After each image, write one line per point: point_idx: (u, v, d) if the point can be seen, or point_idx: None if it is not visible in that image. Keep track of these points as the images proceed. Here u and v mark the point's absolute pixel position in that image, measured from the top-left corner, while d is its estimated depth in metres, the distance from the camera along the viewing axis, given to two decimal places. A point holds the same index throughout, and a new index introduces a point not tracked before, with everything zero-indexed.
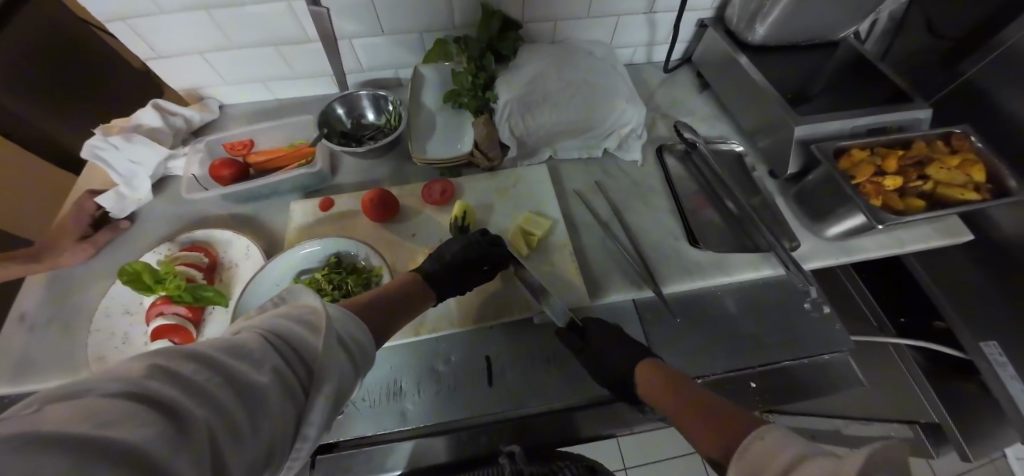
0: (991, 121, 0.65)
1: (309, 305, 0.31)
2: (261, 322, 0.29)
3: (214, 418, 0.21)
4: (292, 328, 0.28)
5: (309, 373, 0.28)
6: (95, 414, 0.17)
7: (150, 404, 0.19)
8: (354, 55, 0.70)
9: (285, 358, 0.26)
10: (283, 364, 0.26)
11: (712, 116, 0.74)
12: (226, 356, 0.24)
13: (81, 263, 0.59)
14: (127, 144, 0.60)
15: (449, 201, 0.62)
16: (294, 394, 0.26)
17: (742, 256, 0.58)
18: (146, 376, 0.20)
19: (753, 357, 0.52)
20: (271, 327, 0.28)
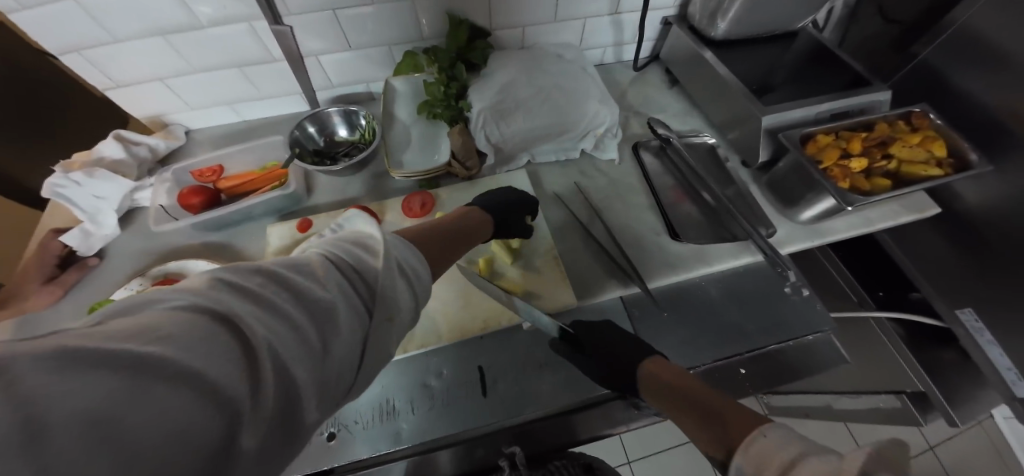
0: (946, 99, 0.68)
1: (365, 234, 0.30)
2: (324, 246, 0.28)
3: (276, 335, 0.21)
4: (354, 252, 0.28)
5: (370, 293, 0.27)
6: (158, 327, 0.17)
7: (213, 320, 0.19)
8: (323, 72, 0.69)
9: (347, 278, 0.26)
10: (348, 285, 0.26)
11: (684, 110, 0.75)
12: (292, 276, 0.24)
13: (47, 306, 0.56)
14: (89, 179, 0.58)
15: (429, 213, 0.61)
16: (356, 311, 0.25)
17: (721, 247, 0.59)
18: (210, 290, 0.20)
19: (741, 345, 0.53)
20: (331, 250, 0.28)
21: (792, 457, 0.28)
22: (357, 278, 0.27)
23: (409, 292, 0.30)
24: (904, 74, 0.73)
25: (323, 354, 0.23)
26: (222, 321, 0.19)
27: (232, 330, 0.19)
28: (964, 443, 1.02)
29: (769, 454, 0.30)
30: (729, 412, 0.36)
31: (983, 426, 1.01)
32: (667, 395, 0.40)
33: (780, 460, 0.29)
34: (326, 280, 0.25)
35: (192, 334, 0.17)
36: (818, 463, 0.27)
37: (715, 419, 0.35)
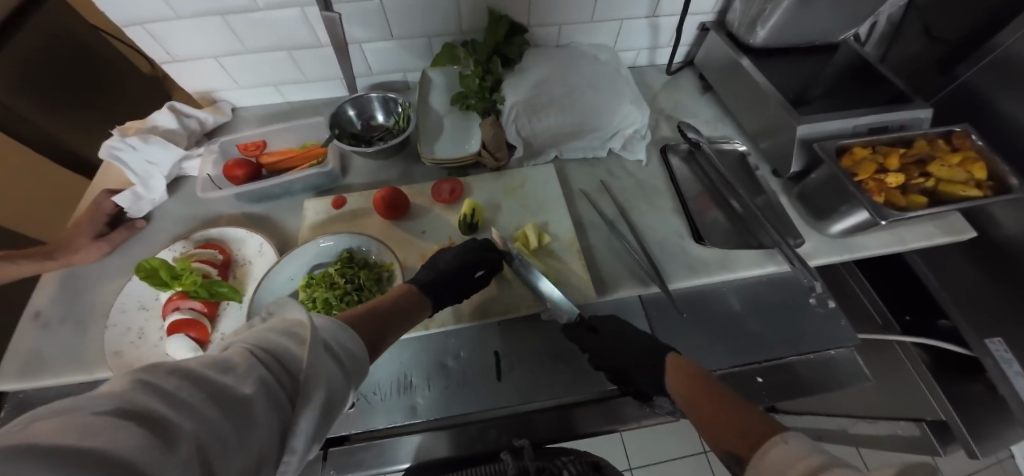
0: (988, 124, 0.66)
1: (298, 319, 0.29)
2: (247, 337, 0.28)
3: (201, 429, 0.21)
4: (286, 345, 0.27)
5: (294, 382, 0.27)
6: (75, 429, 0.17)
7: (125, 420, 0.18)
8: (364, 60, 0.72)
9: (273, 372, 0.26)
10: (273, 380, 0.25)
11: (715, 117, 0.75)
12: (214, 372, 0.23)
13: (94, 261, 0.60)
14: (143, 144, 0.61)
15: (458, 200, 0.63)
16: (278, 403, 0.25)
17: (745, 253, 0.59)
18: (129, 391, 0.20)
19: (759, 353, 0.53)
20: (259, 342, 0.27)
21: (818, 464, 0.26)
22: (284, 372, 0.26)
23: (341, 376, 0.30)
24: (945, 96, 0.72)
25: (241, 455, 0.22)
26: (138, 418, 0.19)
27: (143, 426, 0.19)
28: None
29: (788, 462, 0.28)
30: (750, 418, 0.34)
31: (1005, 465, 0.99)
32: (691, 390, 0.40)
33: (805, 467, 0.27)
34: (251, 377, 0.24)
35: (100, 431, 0.17)
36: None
37: (736, 420, 0.35)
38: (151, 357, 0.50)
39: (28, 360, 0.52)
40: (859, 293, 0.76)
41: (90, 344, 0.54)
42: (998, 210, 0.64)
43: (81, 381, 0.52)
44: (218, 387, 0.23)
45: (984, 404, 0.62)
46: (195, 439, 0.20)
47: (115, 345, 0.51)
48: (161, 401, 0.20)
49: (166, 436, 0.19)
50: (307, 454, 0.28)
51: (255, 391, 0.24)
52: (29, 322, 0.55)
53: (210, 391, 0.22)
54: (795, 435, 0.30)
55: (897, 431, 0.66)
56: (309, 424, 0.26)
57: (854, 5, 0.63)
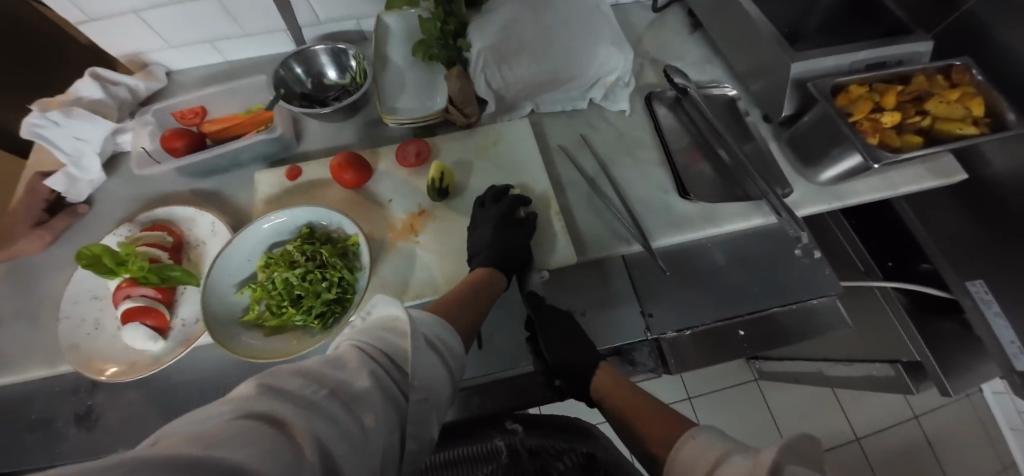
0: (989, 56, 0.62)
1: (399, 316, 0.29)
2: (356, 336, 0.28)
3: (320, 425, 0.20)
4: (390, 342, 0.27)
5: (402, 374, 0.27)
6: (204, 437, 0.16)
7: (258, 424, 0.18)
8: (309, 7, 0.64)
9: (385, 370, 0.26)
10: (384, 375, 0.25)
11: (704, 59, 0.69)
12: (328, 370, 0.23)
13: (39, 251, 0.56)
14: (67, 119, 0.54)
15: (425, 162, 0.58)
16: (392, 395, 0.25)
17: (732, 206, 0.56)
18: (254, 397, 0.19)
19: (741, 306, 0.52)
20: (365, 340, 0.27)
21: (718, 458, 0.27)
22: (395, 368, 0.27)
23: (443, 366, 0.30)
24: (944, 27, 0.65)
25: (374, 448, 0.22)
26: (268, 422, 0.18)
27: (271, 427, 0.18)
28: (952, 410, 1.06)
29: (693, 459, 0.29)
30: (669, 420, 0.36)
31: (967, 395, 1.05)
32: (625, 398, 0.42)
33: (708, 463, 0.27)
34: (365, 374, 0.24)
35: (235, 437, 0.16)
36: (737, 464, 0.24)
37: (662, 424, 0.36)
38: (110, 348, 0.47)
39: None
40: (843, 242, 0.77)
41: (46, 339, 0.51)
42: (989, 148, 0.60)
43: (44, 377, 0.49)
44: (337, 383, 0.23)
45: (957, 343, 0.64)
46: (319, 436, 0.19)
47: (70, 338, 0.47)
48: (288, 401, 0.20)
49: (288, 434, 0.19)
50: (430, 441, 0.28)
51: (370, 384, 0.24)
52: None
53: (330, 388, 0.22)
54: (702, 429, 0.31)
55: (873, 371, 0.71)
56: (427, 410, 0.27)
57: None
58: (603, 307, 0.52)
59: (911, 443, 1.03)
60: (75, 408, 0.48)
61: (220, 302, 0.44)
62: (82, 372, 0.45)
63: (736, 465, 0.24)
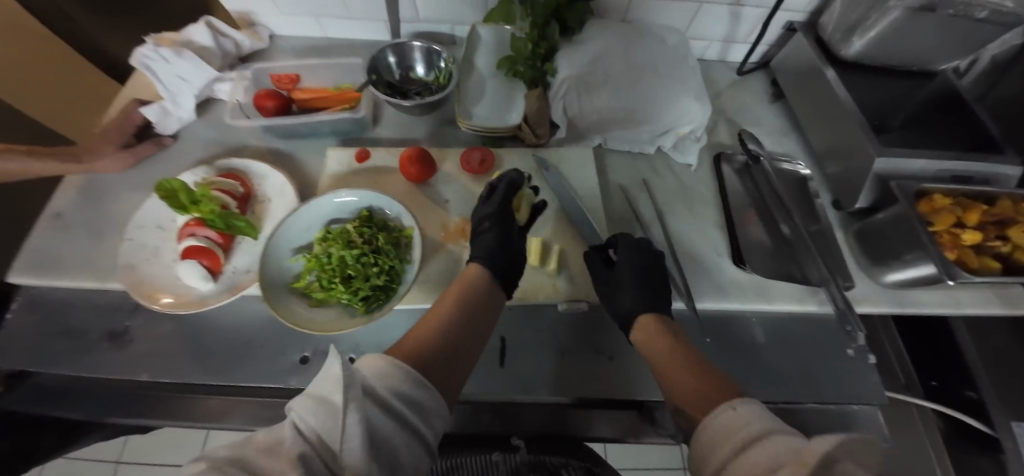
0: None
1: (336, 368, 0.25)
2: (298, 406, 0.23)
3: None
4: (320, 415, 0.22)
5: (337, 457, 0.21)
6: None
7: None
8: (412, 3, 0.67)
9: (316, 455, 0.21)
10: (316, 460, 0.20)
11: (780, 130, 0.68)
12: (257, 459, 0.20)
13: (118, 171, 0.60)
14: (175, 58, 0.58)
15: (487, 171, 0.59)
16: None
17: (787, 286, 0.55)
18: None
19: (778, 392, 0.49)
20: (299, 417, 0.22)
21: (761, 431, 0.26)
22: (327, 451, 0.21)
23: (394, 445, 0.24)
24: None
25: None
26: None
27: None
28: None
29: (728, 430, 0.28)
30: (709, 378, 0.34)
31: None
32: (659, 342, 0.40)
33: (749, 437, 0.26)
34: (291, 459, 0.19)
35: None
36: (779, 444, 0.24)
37: (701, 380, 0.34)
38: (159, 277, 0.50)
39: (54, 258, 0.54)
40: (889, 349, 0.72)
41: (107, 255, 0.54)
42: None
43: (96, 288, 0.53)
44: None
45: None
46: None
47: (130, 258, 0.50)
48: None
49: None
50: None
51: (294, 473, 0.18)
52: (51, 220, 0.57)
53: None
54: (746, 403, 0.29)
55: None
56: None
57: (965, 32, 0.56)
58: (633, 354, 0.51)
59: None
60: (111, 325, 0.50)
61: (277, 265, 0.45)
62: (133, 294, 0.47)
63: (777, 446, 0.24)
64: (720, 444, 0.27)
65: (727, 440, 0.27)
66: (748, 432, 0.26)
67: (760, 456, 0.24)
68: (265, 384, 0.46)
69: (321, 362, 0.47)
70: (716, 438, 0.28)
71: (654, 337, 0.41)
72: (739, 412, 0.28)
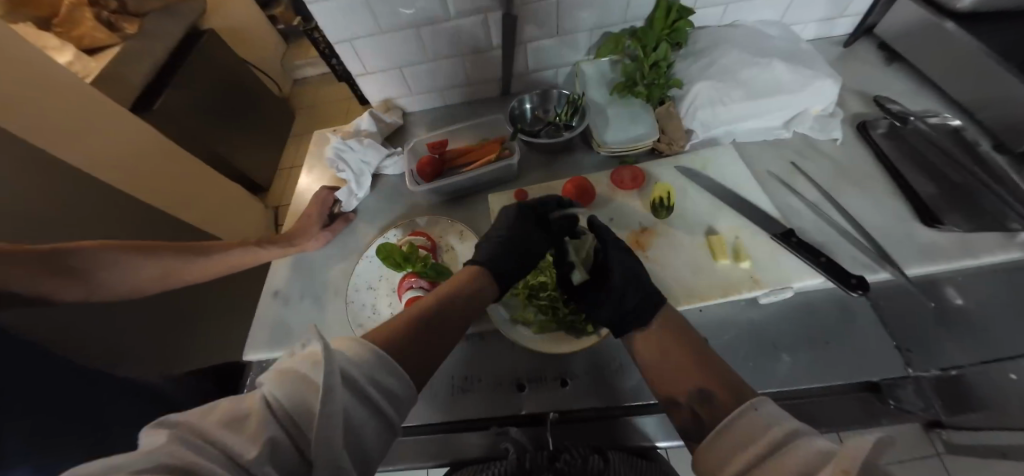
0: None
1: (313, 355, 0.33)
2: (270, 385, 0.31)
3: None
4: (299, 396, 0.30)
5: (303, 433, 0.29)
6: None
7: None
8: (526, 58, 0.77)
9: (286, 430, 0.29)
10: (284, 438, 0.28)
11: (912, 89, 0.68)
12: (224, 431, 0.27)
13: (317, 248, 0.71)
14: (360, 146, 0.73)
15: (640, 185, 0.65)
16: (289, 460, 0.28)
17: (989, 238, 0.53)
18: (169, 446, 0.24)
19: (1016, 351, 0.47)
20: (277, 393, 0.31)
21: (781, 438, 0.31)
22: (295, 421, 0.29)
23: (363, 415, 0.32)
24: None
25: None
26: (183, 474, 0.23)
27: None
28: None
29: (756, 431, 0.33)
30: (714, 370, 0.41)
31: None
32: (668, 333, 0.46)
33: (771, 438, 0.31)
34: (259, 432, 0.27)
35: None
36: (808, 451, 0.29)
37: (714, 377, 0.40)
38: None
39: (287, 328, 0.64)
40: None
41: (332, 318, 0.64)
42: None
43: None
44: (226, 445, 0.26)
45: None
46: None
47: (358, 319, 0.61)
48: (196, 455, 0.24)
49: None
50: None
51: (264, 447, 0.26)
52: (271, 297, 0.67)
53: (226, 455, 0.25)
54: (764, 404, 0.35)
55: None
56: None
57: None
58: (845, 333, 0.51)
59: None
60: None
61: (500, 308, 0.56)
62: None
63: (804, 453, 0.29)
64: (744, 445, 0.33)
65: (752, 442, 0.32)
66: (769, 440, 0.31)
67: (793, 461, 0.29)
68: (494, 413, 0.55)
69: (538, 387, 0.56)
70: (738, 439, 0.33)
71: (671, 324, 0.47)
72: (760, 414, 0.34)
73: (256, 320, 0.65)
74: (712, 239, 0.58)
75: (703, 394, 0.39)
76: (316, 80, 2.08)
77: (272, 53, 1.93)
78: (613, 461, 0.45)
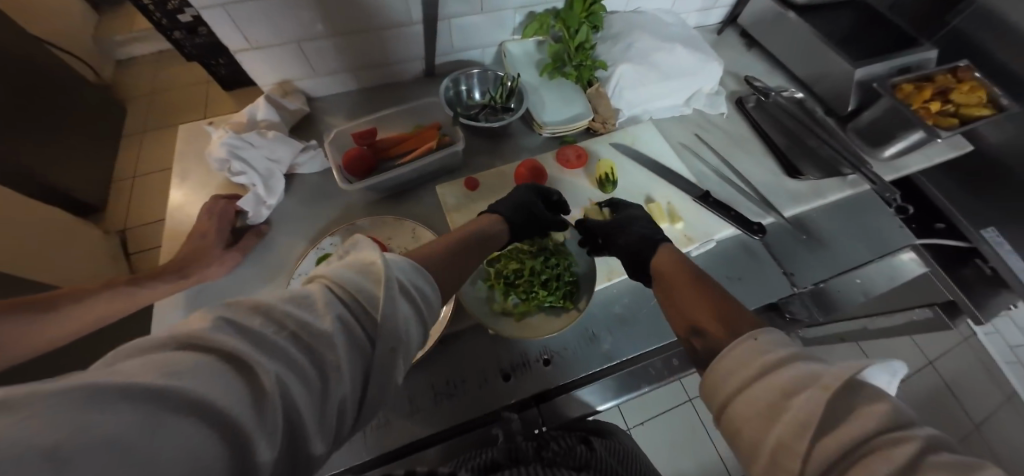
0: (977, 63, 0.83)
1: (369, 257, 0.30)
2: (329, 272, 0.29)
3: (285, 369, 0.22)
4: (356, 282, 0.28)
5: (369, 322, 0.27)
6: (171, 364, 0.19)
7: (223, 362, 0.20)
8: (449, 36, 0.71)
9: (353, 312, 0.27)
10: (350, 320, 0.26)
11: (766, 69, 0.86)
12: (291, 308, 0.25)
13: (223, 275, 0.56)
14: (262, 140, 0.60)
15: (583, 162, 0.68)
16: (357, 345, 0.26)
17: (830, 182, 0.72)
18: (216, 329, 0.22)
19: (852, 262, 0.66)
20: (336, 278, 0.28)
21: (775, 362, 0.28)
22: (357, 308, 0.27)
23: (415, 320, 0.30)
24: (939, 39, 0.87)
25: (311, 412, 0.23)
26: (239, 363, 0.21)
27: (242, 371, 0.21)
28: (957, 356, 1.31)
29: (747, 356, 0.30)
30: (716, 296, 0.38)
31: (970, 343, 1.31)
32: (670, 274, 0.45)
33: (766, 361, 0.29)
34: (327, 313, 0.25)
35: (200, 370, 0.19)
36: (800, 370, 0.27)
37: (717, 307, 0.37)
38: None
39: None
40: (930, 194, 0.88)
41: None
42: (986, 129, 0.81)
43: None
44: (298, 324, 0.24)
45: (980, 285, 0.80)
46: (281, 380, 0.22)
47: None
48: (250, 341, 0.22)
49: (256, 372, 0.21)
50: (357, 422, 0.27)
51: (332, 329, 0.25)
52: None
53: (292, 333, 0.24)
54: (764, 333, 0.31)
55: (913, 316, 0.81)
56: (389, 366, 0.27)
57: None
58: (753, 270, 0.64)
59: (932, 389, 1.26)
60: None
61: (472, 297, 0.55)
62: None
63: (794, 373, 0.27)
64: (734, 372, 0.30)
65: (746, 367, 0.29)
66: (761, 367, 0.29)
67: (784, 380, 0.27)
68: (481, 410, 0.54)
69: (523, 372, 0.56)
70: (729, 364, 0.30)
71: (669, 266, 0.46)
72: (760, 340, 0.31)
73: None
74: (651, 206, 0.65)
75: (698, 329, 0.37)
76: (147, 59, 1.60)
77: (64, 22, 1.41)
78: (598, 450, 0.48)
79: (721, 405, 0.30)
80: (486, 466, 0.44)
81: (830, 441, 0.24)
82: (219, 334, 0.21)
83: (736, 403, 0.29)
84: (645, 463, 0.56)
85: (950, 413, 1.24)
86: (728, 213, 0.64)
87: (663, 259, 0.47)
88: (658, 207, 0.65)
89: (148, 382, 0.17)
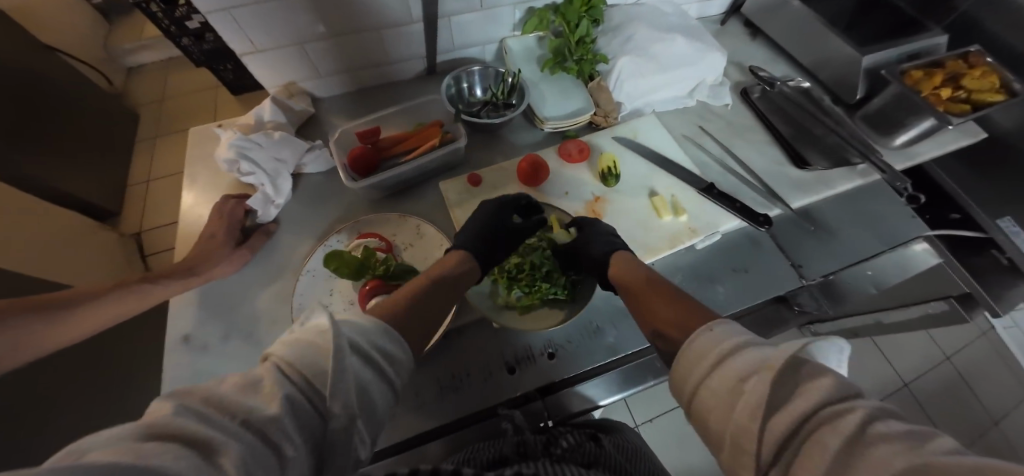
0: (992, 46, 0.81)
1: (322, 326, 0.30)
2: (281, 350, 0.29)
3: (244, 446, 0.22)
4: (308, 356, 0.28)
5: (323, 398, 0.28)
6: (124, 454, 0.18)
7: (180, 447, 0.20)
8: (450, 33, 0.72)
9: (303, 390, 0.27)
10: (302, 398, 0.27)
11: (771, 59, 0.85)
12: (242, 391, 0.25)
13: (233, 273, 0.58)
14: (269, 141, 0.62)
15: (586, 156, 0.68)
16: (313, 422, 0.26)
17: (838, 171, 0.70)
18: (171, 416, 0.21)
19: (863, 253, 0.65)
20: (287, 355, 0.28)
21: (728, 350, 0.31)
22: (308, 384, 0.28)
23: (377, 381, 0.31)
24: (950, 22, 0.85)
25: None
26: (194, 446, 0.21)
27: (201, 453, 0.20)
28: (975, 351, 1.28)
29: (706, 348, 0.32)
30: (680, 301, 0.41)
31: (989, 336, 1.28)
32: (633, 281, 0.47)
33: (722, 350, 0.31)
34: (277, 395, 0.25)
35: (156, 454, 0.19)
36: (747, 357, 0.29)
37: (680, 310, 0.39)
38: None
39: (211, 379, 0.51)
40: (942, 181, 0.85)
41: None
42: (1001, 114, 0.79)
43: None
44: (249, 408, 0.24)
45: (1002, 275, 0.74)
46: (242, 457, 0.22)
47: None
48: (205, 423, 0.22)
49: (211, 454, 0.21)
50: None
51: (284, 408, 0.25)
52: (180, 346, 0.53)
53: (243, 414, 0.24)
54: (720, 323, 0.34)
55: (930, 309, 0.83)
56: (348, 438, 0.27)
57: None
58: (759, 262, 0.63)
59: (947, 382, 1.25)
60: None
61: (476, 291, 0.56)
62: None
63: (743, 360, 0.29)
64: (697, 364, 0.32)
65: (706, 358, 0.31)
66: (714, 357, 0.31)
67: (734, 367, 0.29)
68: (488, 403, 0.54)
69: (529, 365, 0.57)
70: (692, 357, 0.32)
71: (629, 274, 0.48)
72: (714, 331, 0.33)
73: (162, 378, 0.51)
74: (654, 199, 0.65)
75: (659, 332, 0.39)
76: (157, 67, 1.64)
77: (78, 33, 1.45)
78: (606, 446, 0.49)
79: (687, 396, 0.32)
80: (493, 462, 0.44)
81: (778, 420, 0.25)
82: (180, 420, 0.21)
83: (701, 389, 0.30)
84: (650, 456, 0.56)
85: (964, 404, 1.22)
86: (735, 204, 0.63)
87: (618, 271, 0.49)
88: (660, 203, 0.65)
89: (113, 466, 0.17)
